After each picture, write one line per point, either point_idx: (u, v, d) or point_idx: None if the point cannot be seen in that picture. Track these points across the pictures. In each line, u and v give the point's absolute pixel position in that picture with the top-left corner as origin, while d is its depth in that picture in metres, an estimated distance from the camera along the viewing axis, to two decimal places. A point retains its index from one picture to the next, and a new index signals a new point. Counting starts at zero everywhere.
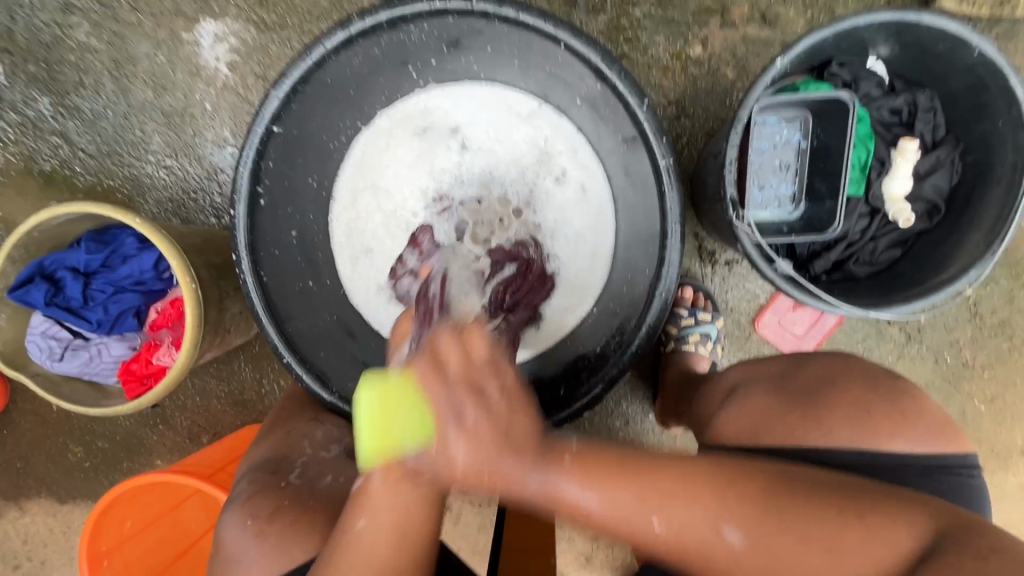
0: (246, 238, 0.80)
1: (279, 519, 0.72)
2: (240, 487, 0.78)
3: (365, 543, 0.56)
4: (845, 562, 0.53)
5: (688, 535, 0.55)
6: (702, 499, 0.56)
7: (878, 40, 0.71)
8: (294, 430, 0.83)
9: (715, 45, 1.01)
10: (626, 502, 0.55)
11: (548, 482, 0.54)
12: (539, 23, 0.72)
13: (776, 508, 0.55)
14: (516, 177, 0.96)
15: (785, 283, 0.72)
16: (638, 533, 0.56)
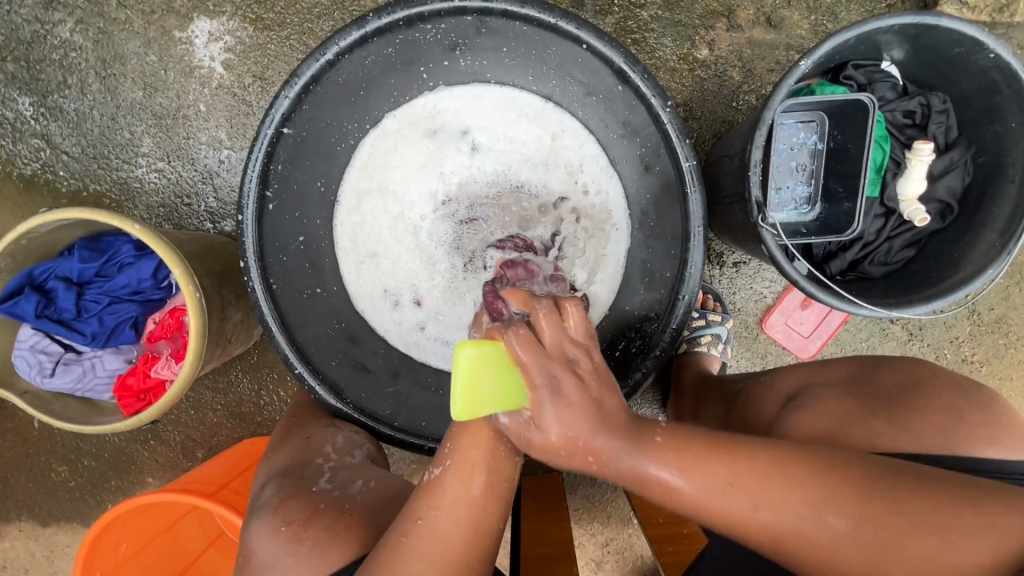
0: (255, 243, 0.76)
1: (315, 523, 0.66)
2: (264, 495, 0.73)
3: (439, 535, 0.56)
4: (963, 544, 0.52)
5: (813, 537, 0.54)
6: (808, 492, 0.54)
7: (893, 43, 0.72)
8: (314, 438, 0.79)
9: (721, 47, 1.02)
10: (730, 492, 0.54)
11: (640, 461, 0.55)
12: (561, 23, 0.71)
13: (878, 493, 0.54)
14: (526, 178, 0.94)
15: (808, 284, 0.70)
16: (749, 533, 0.55)
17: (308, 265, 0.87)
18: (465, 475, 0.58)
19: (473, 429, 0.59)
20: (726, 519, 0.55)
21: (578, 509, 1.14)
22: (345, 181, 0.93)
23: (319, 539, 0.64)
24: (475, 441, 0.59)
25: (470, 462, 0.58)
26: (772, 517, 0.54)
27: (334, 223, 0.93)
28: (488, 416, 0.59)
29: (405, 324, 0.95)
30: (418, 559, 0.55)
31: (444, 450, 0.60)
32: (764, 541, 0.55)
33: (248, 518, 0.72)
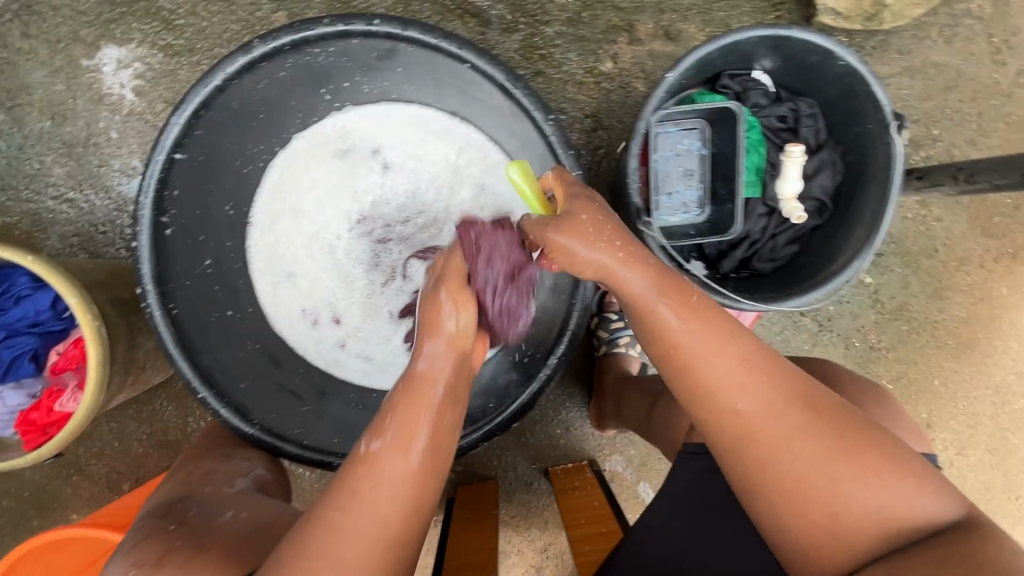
0: (152, 268, 0.76)
1: (165, 563, 0.61)
2: (126, 538, 0.68)
3: (371, 510, 0.56)
4: (886, 490, 0.60)
5: (764, 418, 0.62)
6: (790, 385, 0.63)
7: (759, 53, 0.77)
8: (200, 471, 0.77)
9: (624, 60, 1.06)
10: (723, 351, 0.62)
11: (657, 300, 0.64)
12: (443, 44, 0.73)
13: (840, 420, 0.62)
14: (437, 194, 0.96)
15: None
16: (722, 394, 0.62)
17: (217, 288, 0.88)
18: (404, 440, 0.58)
19: (422, 383, 0.60)
20: (706, 374, 0.62)
21: (515, 516, 1.15)
22: (257, 203, 0.94)
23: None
24: (420, 397, 0.59)
25: (411, 426, 0.58)
26: (751, 388, 0.62)
27: (247, 245, 0.93)
28: (438, 373, 0.60)
29: (323, 344, 0.95)
30: (347, 539, 0.55)
31: (382, 418, 0.59)
32: (724, 411, 0.62)
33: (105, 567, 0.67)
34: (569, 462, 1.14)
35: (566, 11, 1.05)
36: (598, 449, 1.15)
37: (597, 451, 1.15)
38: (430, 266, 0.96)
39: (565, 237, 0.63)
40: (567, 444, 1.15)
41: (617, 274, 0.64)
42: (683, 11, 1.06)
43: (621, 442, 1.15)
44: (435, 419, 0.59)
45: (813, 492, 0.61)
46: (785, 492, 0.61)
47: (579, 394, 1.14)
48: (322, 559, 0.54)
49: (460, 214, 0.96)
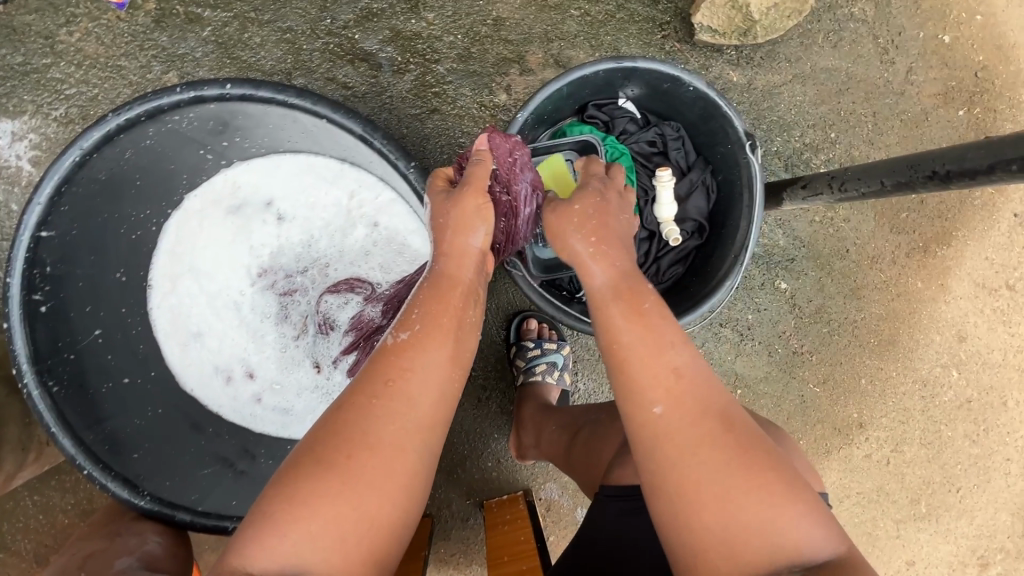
0: (26, 348, 0.74)
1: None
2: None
3: (385, 418, 0.56)
4: (782, 517, 0.53)
5: (680, 428, 0.57)
6: (722, 404, 0.58)
7: (615, 83, 0.78)
8: (87, 556, 0.74)
9: (518, 91, 1.07)
10: (659, 346, 0.60)
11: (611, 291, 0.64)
12: (297, 100, 0.74)
13: (756, 442, 0.57)
14: (333, 239, 0.97)
15: None
16: (643, 395, 0.58)
17: (111, 356, 0.87)
18: (431, 338, 0.60)
19: (448, 289, 0.64)
20: (632, 368, 0.59)
21: (454, 554, 1.13)
22: (156, 267, 0.94)
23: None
24: (445, 299, 0.63)
25: (431, 335, 0.61)
26: (677, 396, 0.58)
27: (149, 309, 0.94)
28: (461, 278, 0.65)
29: (236, 400, 0.95)
30: (381, 422, 0.56)
31: (409, 315, 0.62)
32: (643, 411, 0.58)
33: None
34: (503, 495, 1.13)
35: (455, 48, 1.06)
36: (532, 478, 1.14)
37: (531, 481, 1.14)
38: (345, 296, 0.97)
39: (556, 221, 0.68)
40: (500, 475, 1.13)
41: (586, 266, 0.66)
42: (570, 39, 1.07)
43: (554, 469, 1.14)
44: (455, 332, 0.62)
45: (713, 522, 0.54)
46: (682, 513, 0.55)
47: (508, 425, 1.14)
48: (363, 440, 0.55)
49: (360, 254, 0.97)
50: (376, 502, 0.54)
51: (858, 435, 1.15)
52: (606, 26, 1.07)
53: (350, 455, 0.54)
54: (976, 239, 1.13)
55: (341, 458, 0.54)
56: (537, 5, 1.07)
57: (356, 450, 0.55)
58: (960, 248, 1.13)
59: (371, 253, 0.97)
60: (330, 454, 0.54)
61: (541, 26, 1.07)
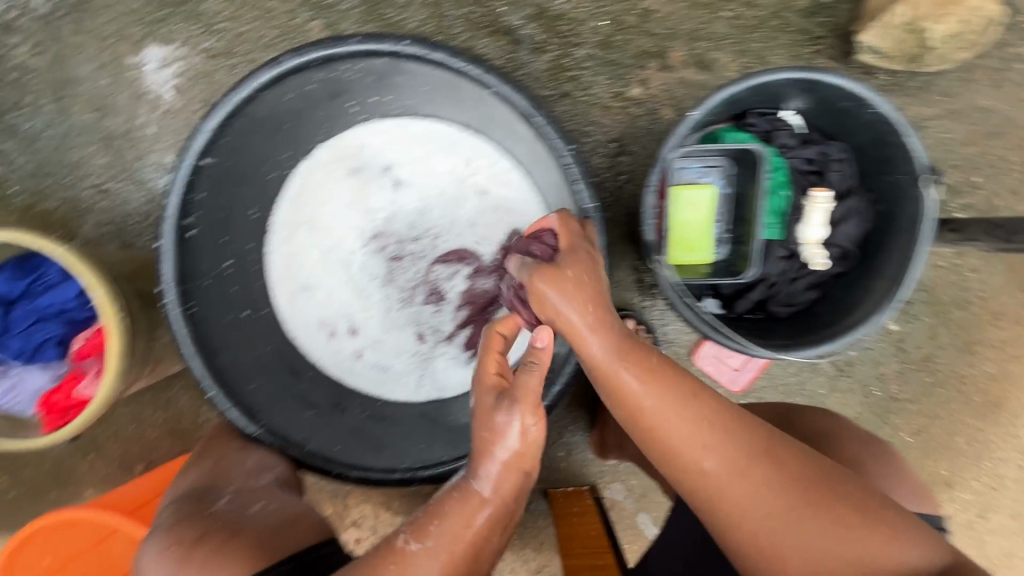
0: (173, 268, 0.78)
1: (204, 544, 0.66)
2: (164, 519, 0.74)
3: (416, 572, 0.58)
4: (849, 538, 0.60)
5: (733, 482, 0.62)
6: (756, 443, 0.63)
7: (787, 95, 0.75)
8: (224, 461, 0.81)
9: (653, 87, 1.05)
10: (688, 412, 0.63)
11: (614, 361, 0.65)
12: (468, 67, 0.75)
13: (805, 478, 0.62)
14: (445, 208, 0.96)
15: (703, 326, 0.72)
16: (690, 459, 0.63)
17: (236, 288, 0.90)
18: (453, 543, 0.59)
19: (491, 473, 0.62)
20: (670, 438, 0.63)
21: (512, 534, 1.15)
22: (278, 213, 0.95)
23: (207, 558, 0.65)
24: (471, 503, 0.61)
25: (460, 529, 0.60)
26: (719, 452, 0.63)
27: (266, 252, 0.95)
28: (506, 462, 0.63)
29: (337, 354, 0.97)
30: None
31: (437, 511, 0.61)
32: (695, 472, 0.63)
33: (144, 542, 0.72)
34: (570, 486, 1.13)
35: (598, 35, 1.05)
36: (600, 475, 1.14)
37: (598, 477, 1.14)
38: (455, 267, 0.96)
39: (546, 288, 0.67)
40: (568, 467, 1.14)
41: (583, 337, 0.65)
42: (717, 40, 1.04)
43: (623, 470, 1.14)
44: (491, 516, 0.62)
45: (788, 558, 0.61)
46: (765, 554, 0.62)
47: (584, 419, 1.13)
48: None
49: (469, 227, 0.96)
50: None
51: (944, 494, 1.10)
52: (756, 32, 1.03)
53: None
54: None
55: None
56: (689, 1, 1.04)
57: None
58: None
59: (477, 225, 0.96)
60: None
61: (689, 23, 1.04)
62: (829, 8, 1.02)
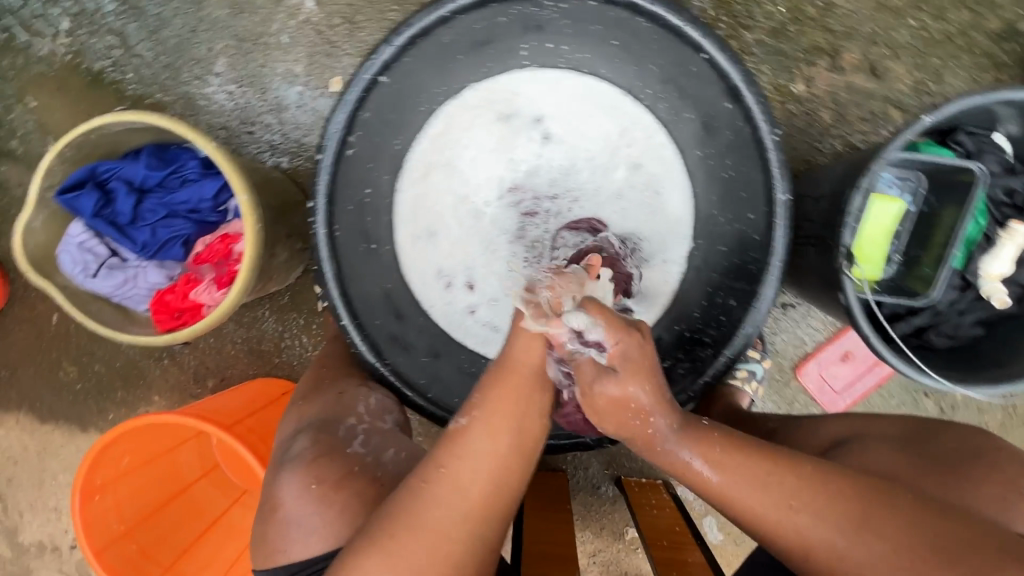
0: (328, 185, 0.75)
1: (346, 487, 0.68)
2: (299, 446, 0.74)
3: (460, 483, 0.59)
4: None
5: (844, 552, 0.57)
6: (850, 500, 0.59)
7: (1011, 118, 0.70)
8: (346, 394, 0.79)
9: (818, 86, 0.99)
10: (763, 492, 0.60)
11: (677, 443, 0.62)
12: (687, 28, 0.69)
13: (920, 545, 0.56)
14: (592, 173, 0.90)
15: (872, 335, 0.70)
16: (790, 534, 0.59)
17: (369, 219, 0.86)
18: (492, 431, 0.61)
19: (513, 376, 0.64)
20: (754, 517, 0.60)
21: (575, 514, 1.15)
22: (416, 150, 0.90)
23: (352, 500, 0.67)
24: (510, 391, 0.63)
25: (499, 418, 0.61)
26: (818, 513, 0.58)
27: (397, 186, 0.90)
28: (526, 364, 0.64)
29: (450, 306, 0.93)
30: (439, 501, 0.58)
31: (474, 400, 0.63)
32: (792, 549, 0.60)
33: (279, 466, 0.74)
34: (643, 477, 1.13)
35: (771, 21, 0.99)
36: None
37: (672, 473, 1.13)
38: (582, 237, 0.87)
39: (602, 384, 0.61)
40: (645, 458, 1.14)
41: (645, 421, 0.62)
42: (896, 49, 0.98)
43: None
44: (521, 413, 0.62)
45: None
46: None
47: None
48: (414, 510, 0.58)
49: (612, 198, 0.90)
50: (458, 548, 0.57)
51: None
52: (939, 48, 0.97)
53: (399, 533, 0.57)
54: None
55: (401, 526, 0.57)
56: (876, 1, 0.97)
57: (412, 524, 0.57)
58: None
59: (622, 199, 0.90)
60: (392, 527, 0.57)
61: (870, 25, 0.98)
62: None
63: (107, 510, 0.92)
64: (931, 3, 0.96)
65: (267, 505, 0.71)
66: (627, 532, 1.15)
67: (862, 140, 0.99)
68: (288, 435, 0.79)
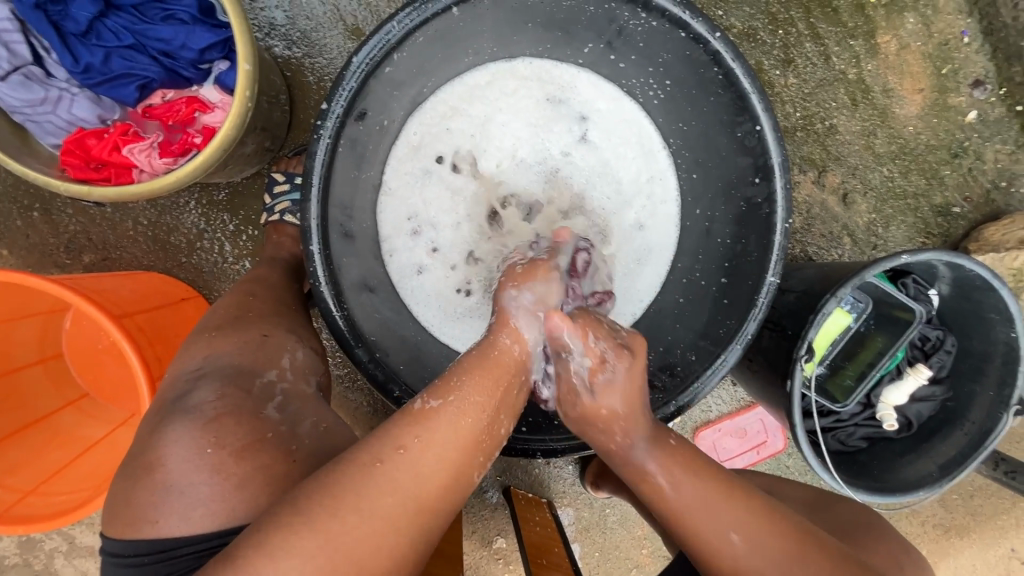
0: (352, 94, 0.66)
1: (250, 459, 0.54)
2: (200, 397, 0.58)
3: (420, 474, 0.53)
4: None
5: (739, 543, 0.60)
6: (751, 502, 0.62)
7: (946, 279, 0.83)
8: (272, 340, 0.67)
9: (800, 193, 1.10)
10: (687, 476, 0.63)
11: (615, 411, 0.64)
12: (753, 96, 0.71)
13: (801, 547, 0.59)
14: (607, 198, 0.91)
15: (796, 416, 0.75)
16: (691, 518, 0.62)
17: (370, 145, 0.78)
18: (467, 411, 0.57)
19: (493, 369, 0.61)
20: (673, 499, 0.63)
21: None
22: (445, 93, 0.85)
23: (253, 478, 0.53)
24: (489, 381, 0.60)
25: (477, 402, 0.58)
26: (702, 493, 0.62)
27: (409, 122, 0.84)
28: (509, 361, 0.63)
29: (406, 259, 0.87)
30: (389, 489, 0.51)
31: (449, 382, 0.59)
32: (697, 526, 0.61)
33: (166, 414, 0.57)
34: (529, 492, 1.12)
35: (786, 121, 1.07)
36: (559, 494, 1.14)
37: (557, 495, 1.14)
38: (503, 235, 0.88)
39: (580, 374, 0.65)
40: (537, 475, 1.13)
41: (592, 393, 0.64)
42: (866, 187, 1.10)
43: (581, 499, 1.14)
44: (497, 403, 0.60)
45: None
46: None
47: None
48: (359, 507, 0.50)
49: (603, 235, 0.90)
50: (388, 547, 0.50)
51: None
52: (895, 201, 1.11)
53: (339, 516, 0.49)
54: (981, 548, 1.28)
55: (327, 500, 0.50)
56: (867, 141, 1.09)
57: (341, 509, 0.49)
58: (967, 546, 1.28)
59: (611, 238, 0.91)
60: (311, 510, 0.49)
61: (856, 159, 1.09)
62: (954, 216, 1.12)
63: None
64: (904, 161, 1.10)
65: (140, 461, 0.55)
66: (496, 541, 1.13)
67: (816, 253, 1.10)
68: (187, 374, 0.62)
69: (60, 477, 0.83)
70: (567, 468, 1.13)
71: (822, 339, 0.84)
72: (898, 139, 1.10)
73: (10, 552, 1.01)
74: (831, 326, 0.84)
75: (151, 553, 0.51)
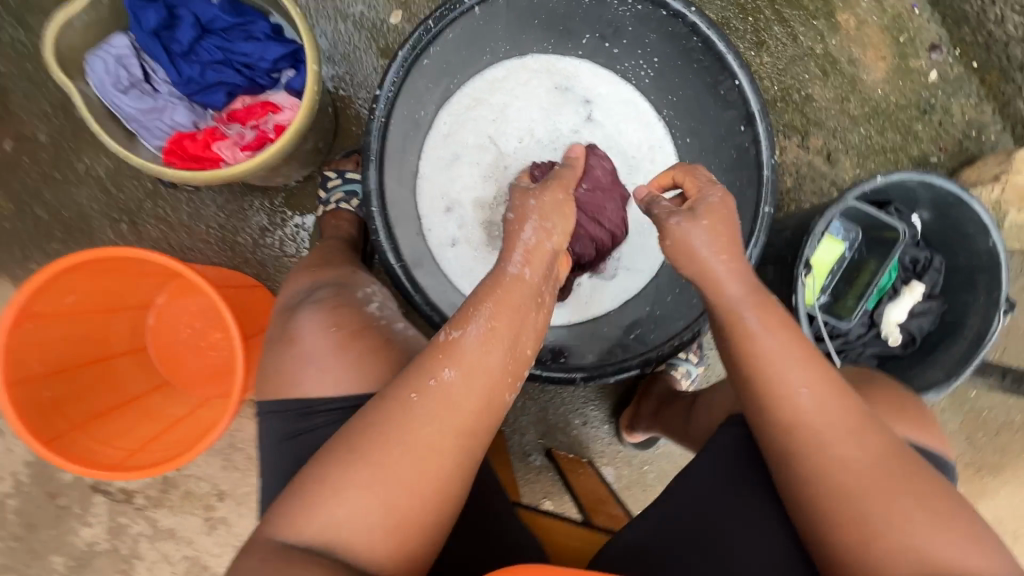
0: (397, 79, 0.81)
1: (364, 337, 0.67)
2: (320, 297, 0.71)
3: (451, 401, 0.59)
4: (919, 527, 0.54)
5: (818, 436, 0.59)
6: (845, 407, 0.60)
7: (924, 203, 0.93)
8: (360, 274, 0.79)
9: (788, 156, 1.22)
10: (792, 363, 0.62)
11: (734, 289, 0.66)
12: (729, 56, 0.84)
13: (885, 462, 0.57)
14: (616, 167, 1.04)
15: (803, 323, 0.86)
16: (782, 403, 0.62)
17: (411, 130, 0.92)
18: (489, 338, 0.61)
19: (510, 296, 0.63)
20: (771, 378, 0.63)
21: None
22: (468, 88, 1.00)
23: (367, 352, 0.66)
24: (507, 307, 0.62)
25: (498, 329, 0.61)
26: (803, 381, 0.62)
27: (439, 114, 0.99)
28: (523, 286, 0.64)
29: (442, 235, 1.00)
30: (426, 420, 0.58)
31: (467, 312, 0.62)
32: (787, 413, 0.61)
33: (291, 313, 0.71)
34: (570, 453, 1.20)
35: (766, 95, 1.21)
36: (599, 455, 1.21)
37: (596, 455, 1.21)
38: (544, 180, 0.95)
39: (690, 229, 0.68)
40: (577, 437, 1.20)
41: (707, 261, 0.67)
42: (847, 147, 1.22)
43: (620, 458, 1.21)
44: (517, 330, 0.63)
45: (878, 527, 0.55)
46: (833, 519, 0.57)
47: (609, 400, 1.21)
48: (401, 437, 0.57)
49: None
50: (432, 471, 0.57)
51: None
52: (875, 156, 1.23)
53: (389, 453, 0.57)
54: (1015, 485, 1.31)
55: (375, 436, 0.57)
56: (842, 105, 1.22)
57: (387, 443, 0.57)
58: (1000, 484, 1.31)
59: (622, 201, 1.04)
60: (364, 444, 0.57)
61: (834, 122, 1.22)
62: (931, 165, 1.23)
63: (32, 345, 0.82)
64: (878, 121, 1.23)
65: (276, 354, 0.68)
66: (543, 504, 1.19)
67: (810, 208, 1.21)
68: (298, 291, 0.75)
69: (157, 442, 0.93)
70: (603, 428, 1.21)
71: (818, 266, 0.93)
72: (870, 101, 1.22)
73: (99, 539, 1.10)
74: (825, 253, 0.93)
75: (298, 408, 0.64)
